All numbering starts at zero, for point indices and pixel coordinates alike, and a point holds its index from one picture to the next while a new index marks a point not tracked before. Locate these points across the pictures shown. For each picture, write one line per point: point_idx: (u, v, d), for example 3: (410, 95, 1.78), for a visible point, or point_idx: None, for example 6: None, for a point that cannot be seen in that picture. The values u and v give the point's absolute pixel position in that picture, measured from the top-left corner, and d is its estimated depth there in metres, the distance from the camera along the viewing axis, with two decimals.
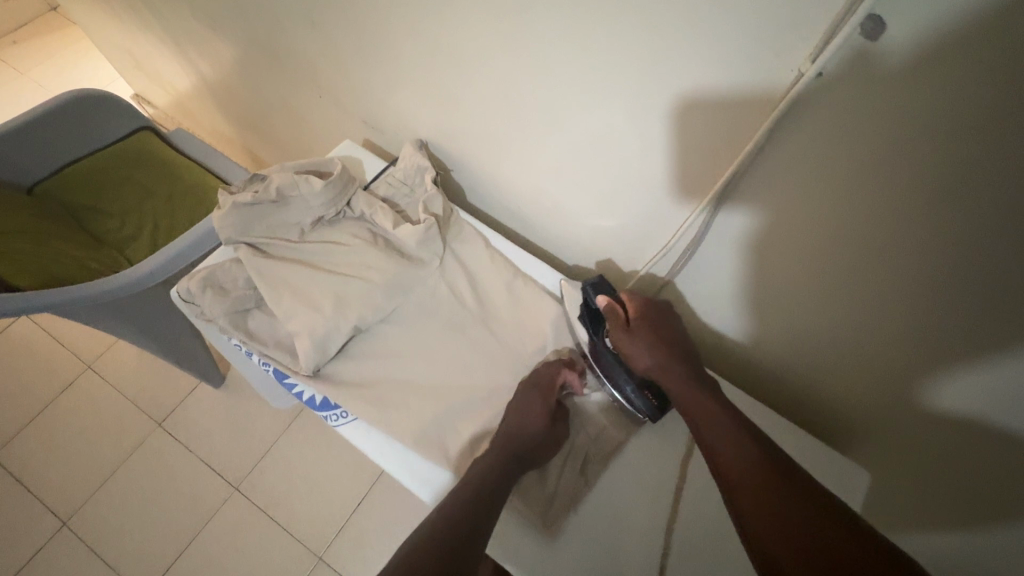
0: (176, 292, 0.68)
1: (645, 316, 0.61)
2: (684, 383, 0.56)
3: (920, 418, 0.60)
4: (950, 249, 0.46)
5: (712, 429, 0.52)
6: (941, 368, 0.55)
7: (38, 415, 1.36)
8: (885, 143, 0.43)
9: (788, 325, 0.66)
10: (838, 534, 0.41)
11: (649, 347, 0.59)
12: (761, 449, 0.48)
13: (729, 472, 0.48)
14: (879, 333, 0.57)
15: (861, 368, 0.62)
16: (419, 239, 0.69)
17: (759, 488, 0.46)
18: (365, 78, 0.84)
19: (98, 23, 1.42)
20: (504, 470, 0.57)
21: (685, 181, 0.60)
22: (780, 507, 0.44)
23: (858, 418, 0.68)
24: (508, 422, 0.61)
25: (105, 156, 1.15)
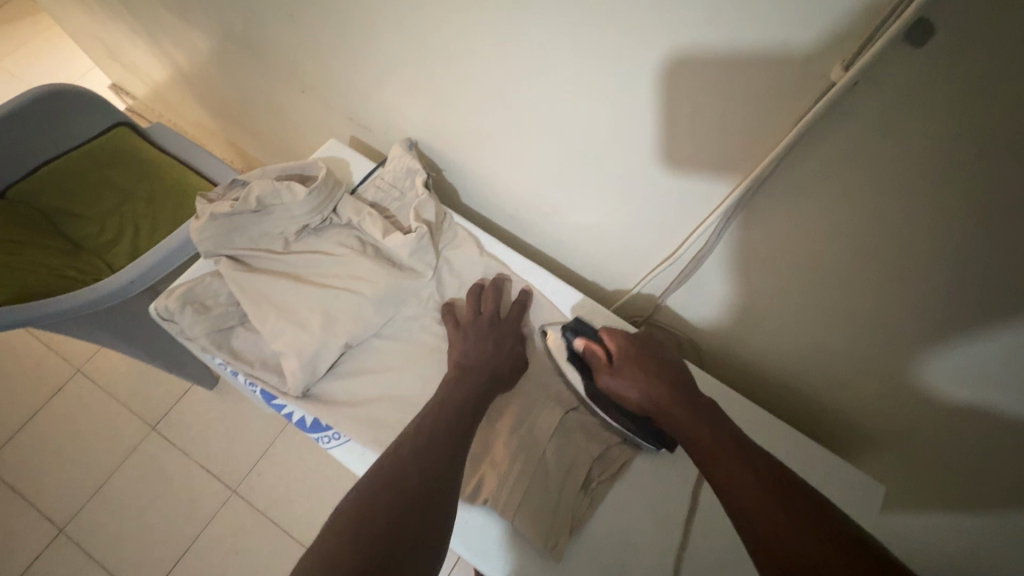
0: (153, 308, 0.64)
1: (630, 355, 0.60)
2: (671, 404, 0.54)
3: (940, 430, 0.58)
4: (984, 271, 0.43)
5: (708, 454, 0.48)
6: (959, 374, 0.52)
7: (28, 421, 1.34)
8: (924, 158, 0.39)
9: (802, 335, 0.63)
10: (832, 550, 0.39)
11: (629, 380, 0.58)
12: (756, 467, 0.45)
13: (738, 503, 0.43)
14: (902, 347, 0.55)
15: (877, 378, 0.60)
16: (411, 249, 0.65)
17: (769, 514, 0.42)
18: (350, 73, 0.79)
19: (67, 11, 1.34)
20: (474, 394, 0.58)
21: (693, 188, 0.57)
22: (792, 533, 0.40)
23: (873, 429, 0.66)
24: (476, 357, 0.61)
25: (78, 155, 1.09)
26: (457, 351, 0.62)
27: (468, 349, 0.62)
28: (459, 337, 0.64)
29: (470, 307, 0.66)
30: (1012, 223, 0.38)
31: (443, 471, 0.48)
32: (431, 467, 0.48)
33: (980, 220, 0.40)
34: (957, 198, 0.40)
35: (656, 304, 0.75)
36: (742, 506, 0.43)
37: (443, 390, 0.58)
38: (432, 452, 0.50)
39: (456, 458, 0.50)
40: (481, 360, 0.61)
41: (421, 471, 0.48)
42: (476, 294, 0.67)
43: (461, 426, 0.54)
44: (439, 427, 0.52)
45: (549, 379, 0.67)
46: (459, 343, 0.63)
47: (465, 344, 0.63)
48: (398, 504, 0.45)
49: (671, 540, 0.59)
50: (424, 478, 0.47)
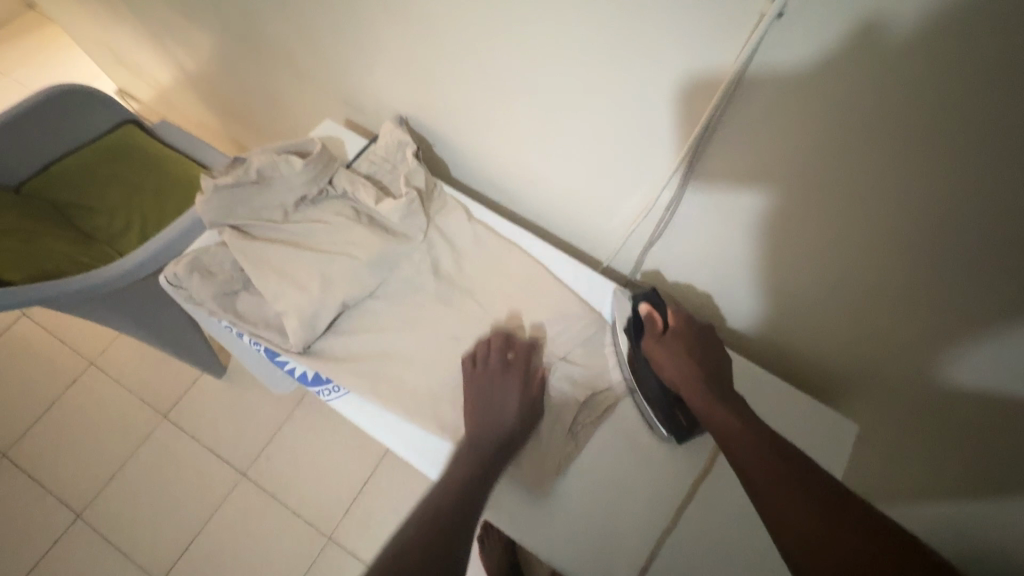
0: (162, 279, 0.68)
1: (682, 330, 0.63)
2: (696, 390, 0.57)
3: (925, 372, 0.61)
4: (923, 189, 0.46)
5: (733, 438, 0.51)
6: (957, 340, 0.55)
7: (45, 413, 1.38)
8: (853, 78, 0.43)
9: (791, 294, 0.66)
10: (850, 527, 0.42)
11: (669, 355, 0.61)
12: (775, 450, 0.48)
13: (757, 481, 0.47)
14: (892, 305, 0.58)
15: (871, 336, 0.63)
16: (402, 213, 0.69)
17: (787, 495, 0.45)
18: (342, 57, 0.83)
19: (73, 17, 1.39)
20: (481, 454, 0.58)
21: (663, 142, 0.60)
22: (811, 517, 0.43)
23: (870, 385, 0.69)
24: (486, 418, 0.60)
25: (89, 152, 1.14)
26: (468, 404, 0.62)
27: (476, 403, 0.62)
28: (472, 389, 0.63)
29: (485, 356, 0.65)
30: (940, 128, 0.42)
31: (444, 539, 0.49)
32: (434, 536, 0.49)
33: (912, 136, 0.44)
34: (891, 116, 0.44)
35: (639, 263, 0.79)
36: (762, 492, 0.46)
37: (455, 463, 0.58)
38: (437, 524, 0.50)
39: (462, 527, 0.51)
40: (490, 414, 0.60)
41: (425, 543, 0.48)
42: (484, 342, 0.66)
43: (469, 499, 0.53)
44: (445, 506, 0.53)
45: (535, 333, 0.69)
46: (470, 392, 0.63)
47: (474, 399, 0.62)
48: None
49: (651, 476, 0.63)
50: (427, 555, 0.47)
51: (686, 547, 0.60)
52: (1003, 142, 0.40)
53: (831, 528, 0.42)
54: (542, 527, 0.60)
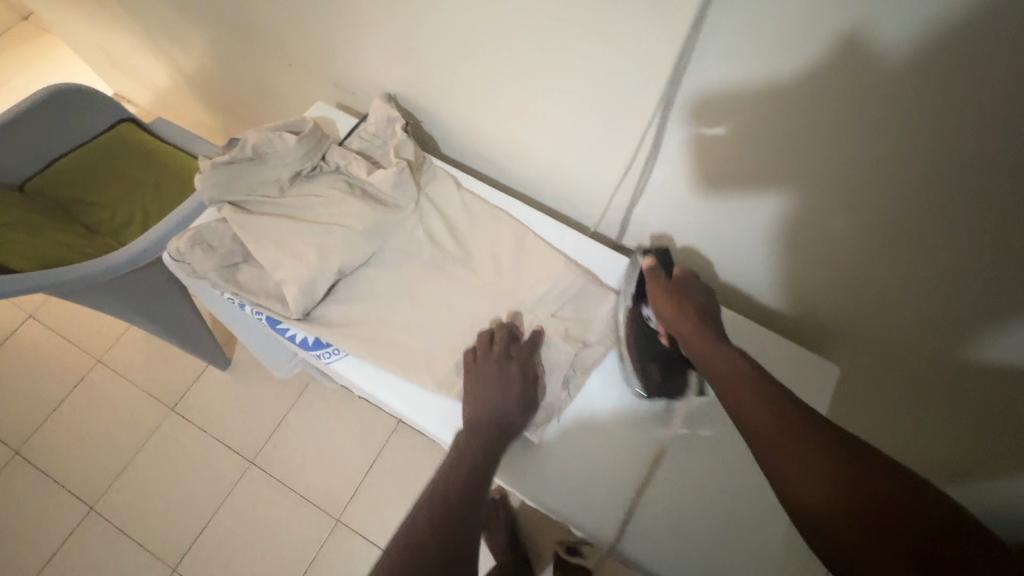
0: (166, 255, 0.71)
1: (682, 285, 0.64)
2: (697, 336, 0.58)
3: (921, 317, 0.64)
4: (894, 122, 0.49)
5: (737, 394, 0.52)
6: (961, 288, 0.58)
7: (55, 410, 1.41)
8: (805, 15, 0.46)
9: (787, 253, 0.68)
10: (866, 476, 0.43)
11: (669, 304, 0.62)
12: (781, 407, 0.49)
13: (768, 444, 0.47)
14: (900, 265, 0.60)
15: (877, 294, 0.65)
16: (393, 183, 0.72)
17: (799, 453, 0.45)
18: (330, 39, 0.86)
19: (67, 22, 1.42)
20: (484, 449, 0.59)
21: (635, 99, 0.62)
22: (824, 471, 0.44)
23: (875, 344, 0.71)
24: (486, 402, 0.61)
25: (89, 150, 1.17)
26: (470, 395, 0.63)
27: (478, 392, 0.62)
28: (471, 377, 0.64)
29: (484, 347, 0.66)
30: (894, 57, 0.45)
31: (457, 539, 0.51)
32: (447, 535, 0.51)
33: (862, 71, 0.47)
34: (841, 53, 0.47)
35: (624, 226, 0.82)
36: (776, 456, 0.46)
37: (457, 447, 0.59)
38: (443, 521, 0.52)
39: (468, 516, 0.53)
40: (494, 407, 0.61)
41: (439, 540, 0.50)
42: (488, 335, 0.67)
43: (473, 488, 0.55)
44: (451, 496, 0.55)
45: (523, 293, 0.71)
46: (473, 381, 0.63)
47: (477, 391, 0.62)
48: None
49: (639, 422, 0.66)
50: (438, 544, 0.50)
51: (675, 487, 0.63)
52: (953, 61, 0.42)
53: (849, 480, 0.43)
54: (538, 474, 0.63)
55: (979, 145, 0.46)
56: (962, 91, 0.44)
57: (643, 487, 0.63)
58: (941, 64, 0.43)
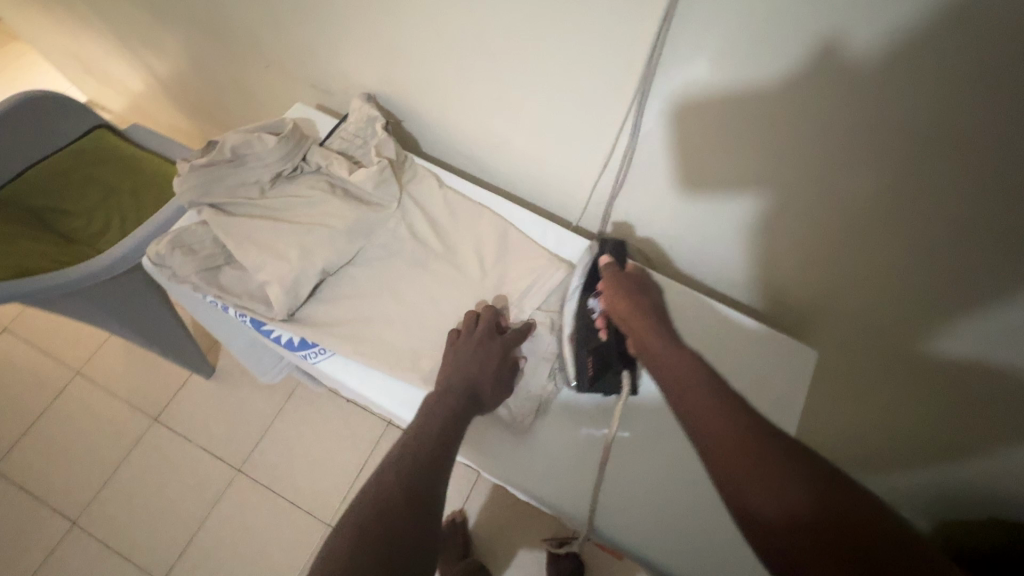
0: (146, 260, 0.70)
1: (633, 282, 0.65)
2: (649, 331, 0.59)
3: (893, 303, 0.65)
4: (860, 113, 0.50)
5: (690, 398, 0.50)
6: (931, 276, 0.59)
7: (33, 425, 1.38)
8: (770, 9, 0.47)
9: (763, 242, 0.69)
10: (824, 492, 0.40)
11: (621, 297, 0.63)
12: (736, 415, 0.46)
13: (723, 454, 0.44)
14: (871, 252, 0.62)
15: (851, 280, 0.67)
16: (374, 181, 0.72)
17: (755, 466, 0.42)
18: (308, 40, 0.86)
19: (37, 28, 1.40)
20: (455, 412, 0.60)
21: (610, 93, 0.63)
22: (779, 485, 0.41)
23: (849, 329, 0.73)
24: (462, 370, 0.63)
25: (62, 158, 1.15)
26: (451, 366, 0.64)
27: (456, 363, 0.64)
28: (451, 352, 0.66)
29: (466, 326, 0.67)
30: (857, 50, 0.46)
31: (423, 494, 0.53)
32: (414, 489, 0.53)
33: (824, 65, 0.48)
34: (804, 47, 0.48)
35: (606, 220, 0.83)
36: (729, 467, 0.43)
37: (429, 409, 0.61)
38: (411, 476, 0.54)
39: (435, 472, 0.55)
40: (469, 378, 0.62)
41: (407, 494, 0.53)
42: (473, 316, 0.68)
43: (442, 447, 0.57)
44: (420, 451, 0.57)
45: (507, 288, 0.72)
46: (457, 354, 0.64)
47: (456, 361, 0.64)
48: (386, 529, 0.50)
49: (625, 411, 0.68)
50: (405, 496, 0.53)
51: (661, 473, 0.64)
52: (914, 54, 0.44)
53: (803, 493, 0.40)
54: (519, 465, 0.65)
55: (936, 136, 0.48)
56: (919, 83, 0.45)
57: (631, 474, 0.64)
58: (897, 57, 0.45)
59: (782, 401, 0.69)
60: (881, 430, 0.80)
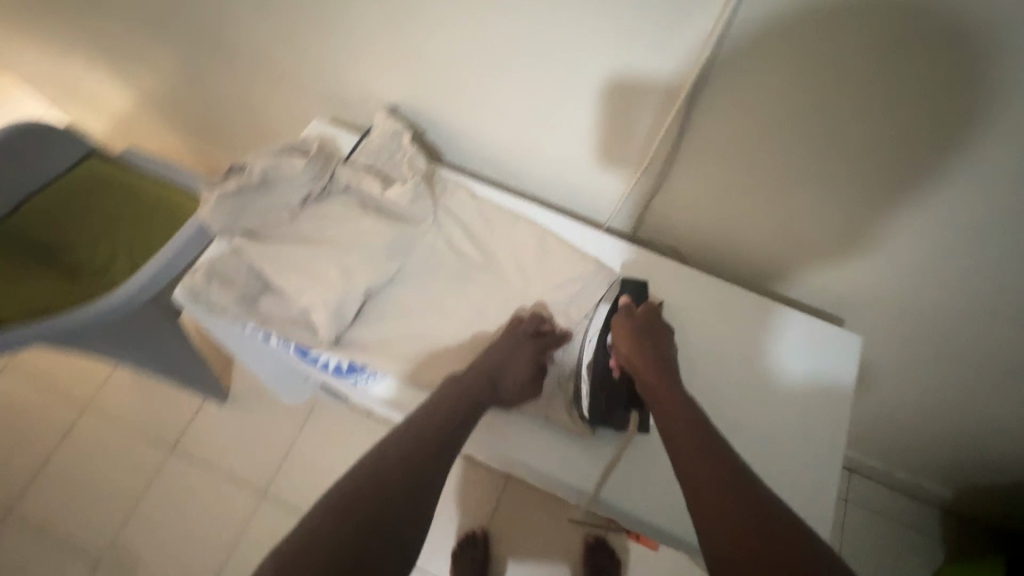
0: (179, 291, 0.68)
1: (645, 323, 0.64)
2: (650, 375, 0.59)
3: (934, 276, 0.69)
4: (911, 105, 0.53)
5: (674, 429, 0.53)
6: (973, 250, 0.63)
7: (45, 465, 1.33)
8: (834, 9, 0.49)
9: (797, 229, 0.72)
10: (772, 527, 0.44)
11: (626, 339, 0.62)
12: (712, 449, 0.50)
13: (691, 481, 0.49)
14: (902, 234, 0.65)
15: (881, 261, 0.70)
16: (411, 196, 0.71)
17: (714, 496, 0.47)
18: (324, 54, 0.84)
19: (15, 54, 1.34)
20: (475, 398, 0.60)
21: (657, 91, 0.63)
22: (733, 518, 0.45)
23: (881, 301, 0.76)
24: (490, 362, 0.63)
25: (61, 188, 1.12)
26: (482, 358, 0.64)
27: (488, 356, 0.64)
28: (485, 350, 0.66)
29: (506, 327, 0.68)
30: (913, 46, 0.48)
31: (418, 474, 0.52)
32: (410, 467, 0.53)
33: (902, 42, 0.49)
34: (875, 30, 0.49)
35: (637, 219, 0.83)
36: (696, 493, 0.48)
37: (447, 391, 0.60)
38: (417, 453, 0.54)
39: (440, 454, 0.55)
40: (496, 368, 0.62)
41: (403, 472, 0.52)
42: (518, 320, 0.68)
43: (453, 431, 0.57)
44: (430, 429, 0.56)
45: (554, 299, 0.71)
46: (487, 350, 0.65)
47: (488, 355, 0.64)
48: (376, 503, 0.49)
49: None
50: (404, 472, 0.52)
51: None
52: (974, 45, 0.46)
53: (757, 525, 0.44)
54: (571, 470, 0.63)
55: (982, 123, 0.51)
56: (988, 59, 0.47)
57: None
58: (972, 34, 0.46)
59: (835, 386, 0.70)
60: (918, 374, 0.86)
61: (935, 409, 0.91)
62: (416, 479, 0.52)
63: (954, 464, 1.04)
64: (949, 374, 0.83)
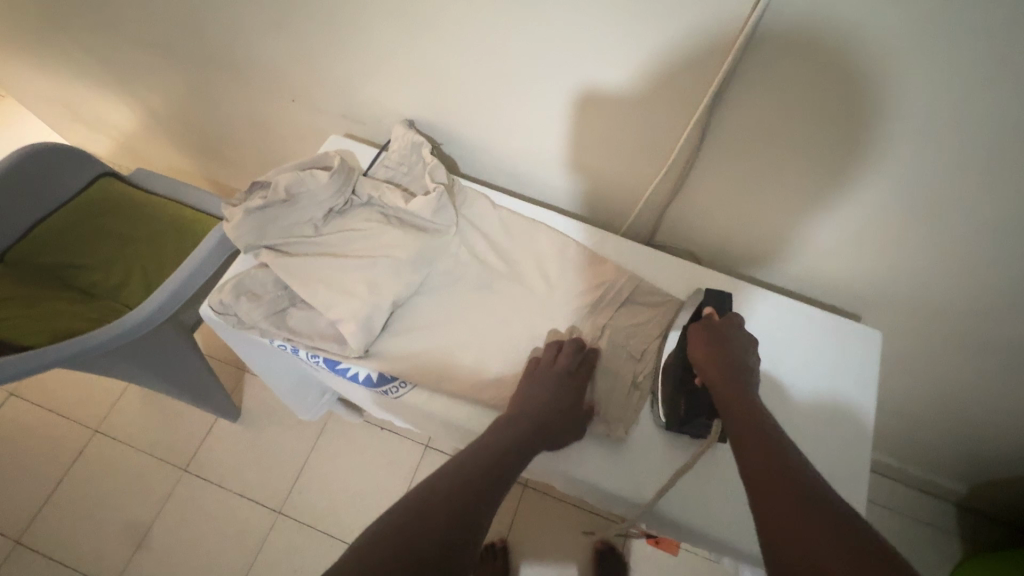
0: (206, 306, 0.69)
1: (729, 331, 0.64)
2: (725, 386, 0.58)
3: (955, 278, 0.69)
4: (930, 122, 0.53)
5: (745, 440, 0.53)
6: (991, 252, 0.63)
7: (55, 490, 1.31)
8: (851, 30, 0.49)
9: (805, 234, 0.73)
10: (842, 525, 0.42)
11: (704, 348, 0.62)
12: (783, 457, 0.50)
13: (760, 481, 0.48)
14: (913, 240, 0.66)
15: (893, 265, 0.71)
16: (433, 208, 0.72)
17: (782, 494, 0.46)
18: (340, 73, 0.85)
19: (22, 79, 1.35)
20: (523, 440, 0.58)
21: (677, 102, 0.64)
22: (799, 515, 0.44)
23: (899, 301, 0.77)
24: (542, 404, 0.61)
25: (73, 210, 1.12)
26: (532, 399, 0.62)
27: (537, 397, 0.62)
28: (531, 386, 0.64)
29: (546, 357, 0.66)
30: (927, 67, 0.49)
31: (469, 511, 0.50)
32: (460, 505, 0.51)
33: (920, 63, 0.49)
34: (890, 52, 0.49)
35: (653, 226, 0.85)
36: (764, 494, 0.47)
37: (497, 431, 0.59)
38: (467, 491, 0.52)
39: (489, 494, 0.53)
40: (546, 412, 0.61)
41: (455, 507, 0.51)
42: (556, 346, 0.67)
43: (503, 473, 0.56)
44: (479, 468, 0.55)
45: (579, 303, 0.71)
46: (536, 386, 0.63)
47: (537, 394, 0.63)
48: (422, 530, 0.47)
49: None
50: (455, 507, 0.51)
51: None
52: (992, 67, 0.47)
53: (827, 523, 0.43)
54: (604, 471, 0.63)
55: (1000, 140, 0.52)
56: (1004, 79, 0.47)
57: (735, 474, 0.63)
58: (991, 54, 0.46)
59: (858, 381, 0.71)
60: (937, 371, 0.86)
61: (953, 407, 0.92)
62: (466, 514, 0.50)
63: (967, 457, 1.04)
64: (967, 371, 0.84)
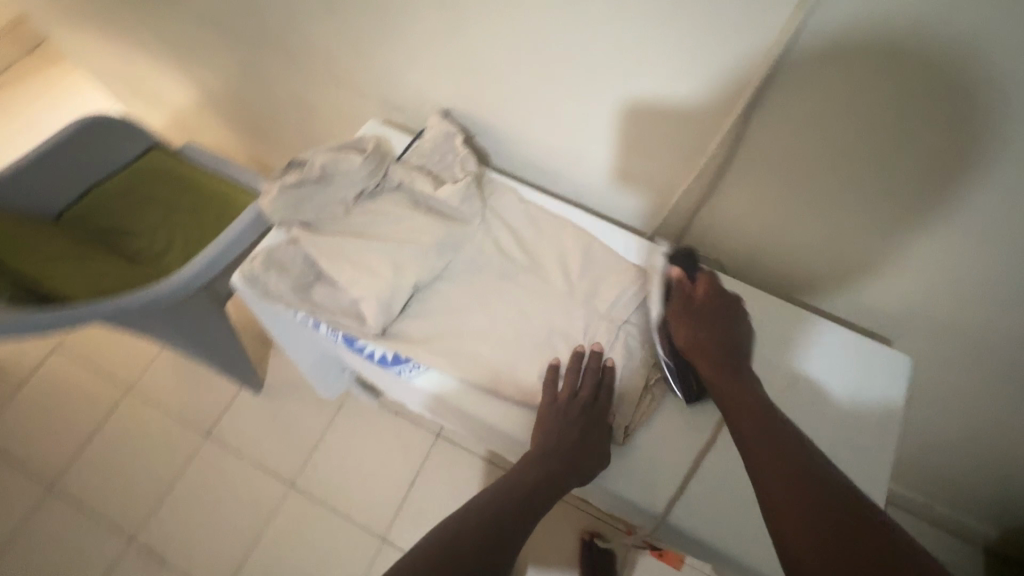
0: (237, 275, 0.71)
1: (710, 296, 0.65)
2: (717, 370, 0.59)
3: (995, 307, 0.66)
4: (971, 144, 0.51)
5: (754, 450, 0.50)
6: None
7: (88, 442, 1.39)
8: (893, 44, 0.48)
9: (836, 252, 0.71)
10: (866, 541, 0.42)
11: (683, 325, 0.63)
12: (800, 471, 0.47)
13: (778, 504, 0.46)
14: (949, 266, 0.64)
15: (927, 290, 0.68)
16: (461, 197, 0.73)
17: (801, 512, 0.44)
18: (382, 60, 0.87)
19: (91, 54, 1.43)
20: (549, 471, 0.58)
21: (713, 105, 0.63)
22: (824, 536, 0.43)
23: (934, 327, 0.74)
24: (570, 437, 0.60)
25: (124, 178, 1.18)
26: (556, 428, 0.61)
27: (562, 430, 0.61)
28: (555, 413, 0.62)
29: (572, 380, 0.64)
30: (972, 86, 0.48)
31: (496, 541, 0.54)
32: (487, 535, 0.54)
33: (962, 82, 0.48)
34: (934, 69, 0.48)
35: (680, 233, 0.84)
36: (784, 515, 0.45)
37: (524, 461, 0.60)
38: (494, 523, 0.55)
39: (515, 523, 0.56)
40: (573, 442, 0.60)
41: (482, 543, 0.53)
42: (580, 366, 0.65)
43: (528, 501, 0.57)
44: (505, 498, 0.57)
45: (598, 301, 0.71)
46: (561, 418, 0.62)
47: (563, 425, 0.61)
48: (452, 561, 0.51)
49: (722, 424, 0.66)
50: (485, 539, 0.54)
51: None
52: None
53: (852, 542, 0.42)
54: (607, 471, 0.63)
55: None
56: None
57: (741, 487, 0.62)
58: None
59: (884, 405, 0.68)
60: (971, 404, 0.82)
61: (987, 444, 0.87)
62: (492, 542, 0.54)
63: (998, 498, 0.99)
64: (1004, 406, 0.79)
